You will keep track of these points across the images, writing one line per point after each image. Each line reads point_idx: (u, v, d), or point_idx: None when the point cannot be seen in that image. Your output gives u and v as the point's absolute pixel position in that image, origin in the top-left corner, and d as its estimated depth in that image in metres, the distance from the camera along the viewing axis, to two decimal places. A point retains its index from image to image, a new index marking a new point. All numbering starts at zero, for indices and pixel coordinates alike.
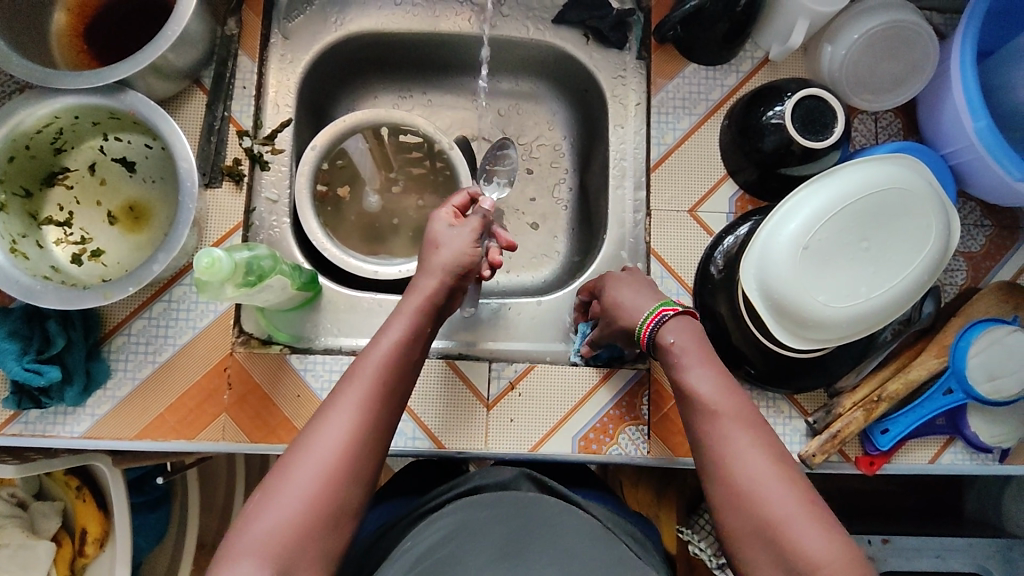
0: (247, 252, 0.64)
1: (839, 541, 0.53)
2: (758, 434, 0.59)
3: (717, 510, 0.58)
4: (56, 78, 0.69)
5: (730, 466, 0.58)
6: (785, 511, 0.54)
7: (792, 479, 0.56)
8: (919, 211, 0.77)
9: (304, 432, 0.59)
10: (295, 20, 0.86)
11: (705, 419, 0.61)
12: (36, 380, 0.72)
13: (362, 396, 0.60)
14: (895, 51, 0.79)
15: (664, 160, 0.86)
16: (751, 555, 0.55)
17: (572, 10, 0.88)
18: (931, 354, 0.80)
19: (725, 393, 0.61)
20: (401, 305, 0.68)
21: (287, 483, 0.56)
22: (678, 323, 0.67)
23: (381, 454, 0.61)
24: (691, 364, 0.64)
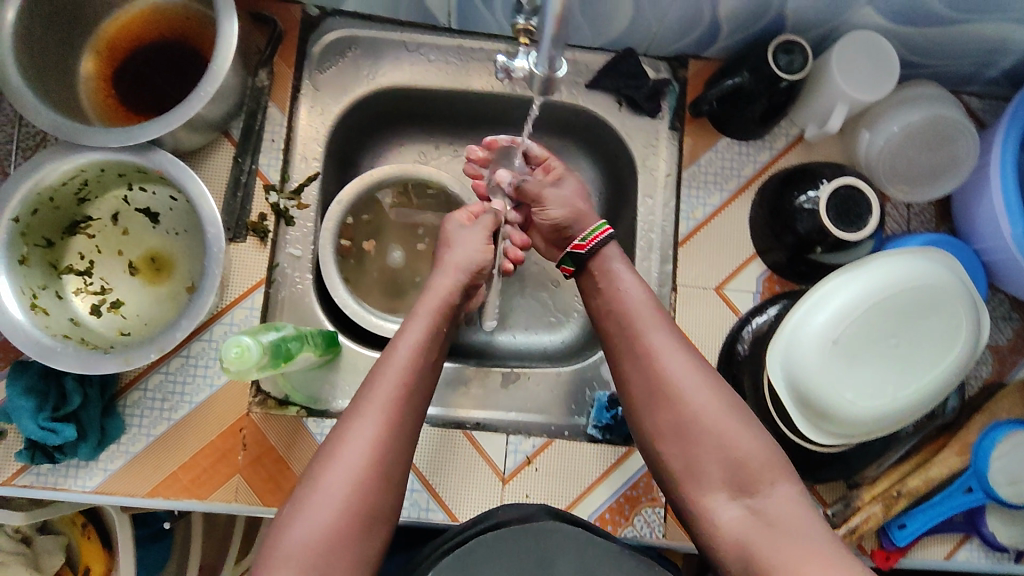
0: (274, 333, 0.63)
1: (755, 438, 0.65)
2: (682, 346, 0.70)
3: (640, 412, 0.70)
4: (84, 134, 0.67)
5: (660, 372, 0.69)
6: (704, 408, 0.66)
7: (714, 384, 0.68)
8: (950, 309, 0.77)
9: (332, 435, 0.64)
10: (327, 71, 0.85)
11: (637, 332, 0.71)
12: (51, 439, 0.71)
13: (388, 402, 0.64)
14: (935, 144, 0.77)
15: (694, 235, 0.85)
16: (674, 448, 0.67)
17: (608, 76, 0.87)
18: (952, 452, 0.80)
19: (656, 322, 0.71)
20: (419, 309, 0.73)
21: (321, 488, 0.60)
22: (613, 248, 0.78)
23: (407, 449, 0.65)
24: (627, 283, 0.74)
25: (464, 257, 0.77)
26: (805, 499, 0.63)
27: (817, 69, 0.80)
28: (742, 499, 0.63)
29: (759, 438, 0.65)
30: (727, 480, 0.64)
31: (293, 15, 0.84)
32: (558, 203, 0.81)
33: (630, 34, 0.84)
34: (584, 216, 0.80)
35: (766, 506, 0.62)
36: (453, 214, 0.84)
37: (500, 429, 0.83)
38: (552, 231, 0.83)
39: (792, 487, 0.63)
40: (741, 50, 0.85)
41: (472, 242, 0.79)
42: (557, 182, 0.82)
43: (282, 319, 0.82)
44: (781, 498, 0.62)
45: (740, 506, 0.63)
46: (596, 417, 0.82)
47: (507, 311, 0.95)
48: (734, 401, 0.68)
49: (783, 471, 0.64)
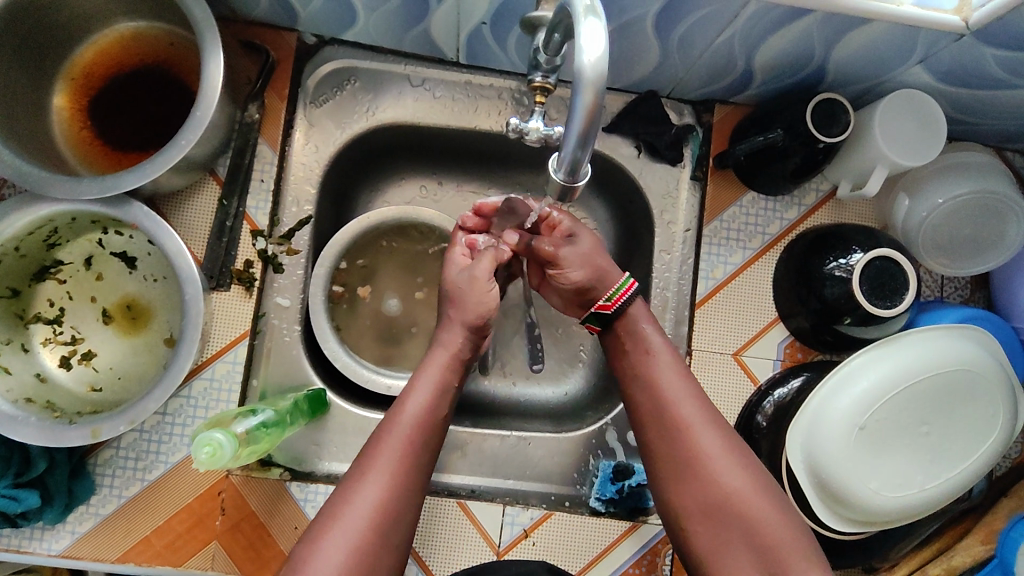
0: (247, 422, 0.62)
1: (786, 519, 0.57)
2: (711, 413, 0.62)
3: (666, 485, 0.61)
4: (52, 184, 0.62)
5: (690, 444, 0.60)
6: (741, 487, 0.58)
7: (744, 457, 0.60)
8: (986, 397, 0.72)
9: (333, 500, 0.56)
10: (323, 105, 0.78)
11: (663, 397, 0.63)
12: (13, 507, 0.66)
13: (394, 464, 0.57)
14: (980, 218, 0.73)
15: (711, 296, 0.80)
16: (703, 529, 0.58)
17: (627, 120, 0.80)
18: (977, 540, 0.75)
19: (684, 382, 0.63)
20: (427, 361, 0.64)
21: (316, 561, 0.52)
22: (642, 305, 0.68)
23: (413, 518, 0.58)
24: (651, 338, 0.66)
25: (473, 305, 0.66)
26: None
27: (858, 126, 0.74)
28: None
29: (790, 519, 0.57)
30: (757, 564, 0.55)
31: (287, 44, 0.77)
32: (577, 262, 0.69)
33: (653, 78, 0.77)
34: (606, 274, 0.69)
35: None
36: (453, 253, 0.72)
37: (495, 497, 0.78)
38: (571, 293, 0.71)
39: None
40: (772, 98, 0.79)
41: (481, 290, 0.67)
42: (569, 240, 0.71)
43: (268, 373, 0.76)
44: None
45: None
46: (600, 489, 0.78)
47: (508, 359, 0.89)
48: (765, 475, 0.60)
49: (816, 557, 0.55)
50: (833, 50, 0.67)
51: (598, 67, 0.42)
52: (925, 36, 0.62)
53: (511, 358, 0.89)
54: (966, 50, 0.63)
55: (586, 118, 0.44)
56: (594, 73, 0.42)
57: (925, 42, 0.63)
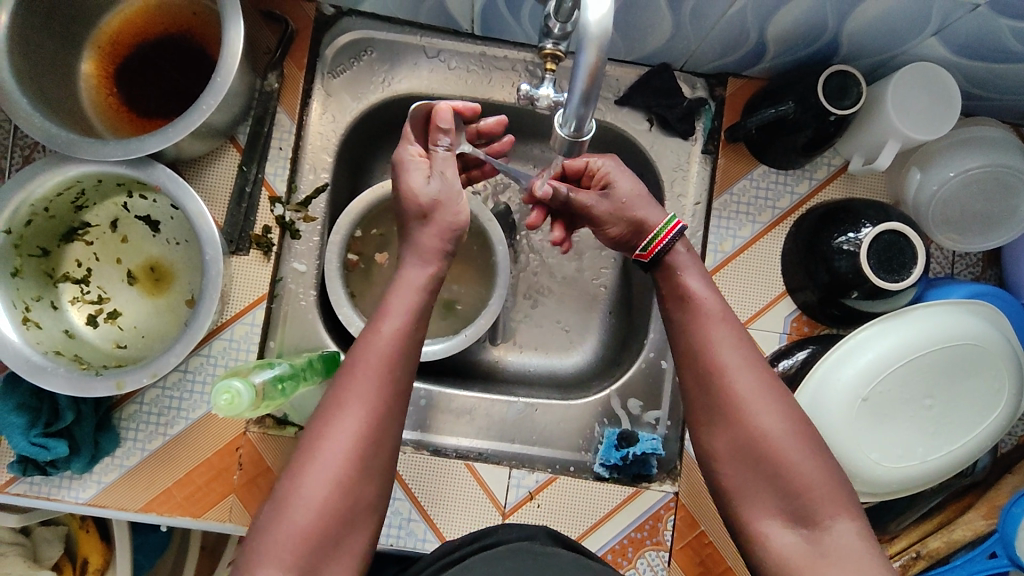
0: (267, 373, 0.65)
1: (821, 462, 0.56)
2: (750, 356, 0.60)
3: (702, 427, 0.61)
4: (81, 146, 0.65)
5: (725, 386, 0.59)
6: (774, 431, 0.57)
7: (782, 399, 0.58)
8: (992, 372, 0.72)
9: (314, 426, 0.56)
10: (340, 76, 0.80)
11: (701, 340, 0.61)
12: (42, 455, 0.69)
13: (370, 393, 0.56)
14: (991, 194, 0.73)
15: (720, 269, 0.80)
16: (733, 470, 0.58)
17: (639, 92, 0.81)
18: (979, 515, 0.76)
19: (724, 323, 0.62)
20: (400, 281, 0.63)
21: (298, 494, 0.53)
22: (683, 244, 0.67)
23: (393, 438, 0.57)
24: (692, 285, 0.64)
25: (446, 216, 0.66)
26: (870, 536, 0.54)
27: (870, 100, 0.74)
28: (801, 528, 0.54)
29: (823, 463, 0.56)
30: (783, 506, 0.55)
31: (306, 14, 0.79)
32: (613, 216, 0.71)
33: (666, 50, 0.77)
34: (646, 222, 0.69)
35: (825, 539, 0.53)
36: (409, 167, 0.67)
37: (502, 461, 0.80)
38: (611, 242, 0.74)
39: (858, 523, 0.54)
40: (785, 72, 0.79)
41: (452, 199, 0.66)
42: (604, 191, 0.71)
43: (284, 336, 0.78)
44: (846, 535, 0.53)
45: (795, 535, 0.55)
46: (605, 454, 0.80)
47: (519, 328, 0.91)
48: (802, 417, 0.58)
49: (846, 502, 0.55)
50: (848, 21, 0.67)
51: (602, 27, 0.43)
52: (942, 7, 0.62)
53: (521, 328, 0.91)
54: (983, 21, 0.62)
55: (588, 77, 0.45)
56: (596, 34, 0.43)
57: (940, 13, 0.63)
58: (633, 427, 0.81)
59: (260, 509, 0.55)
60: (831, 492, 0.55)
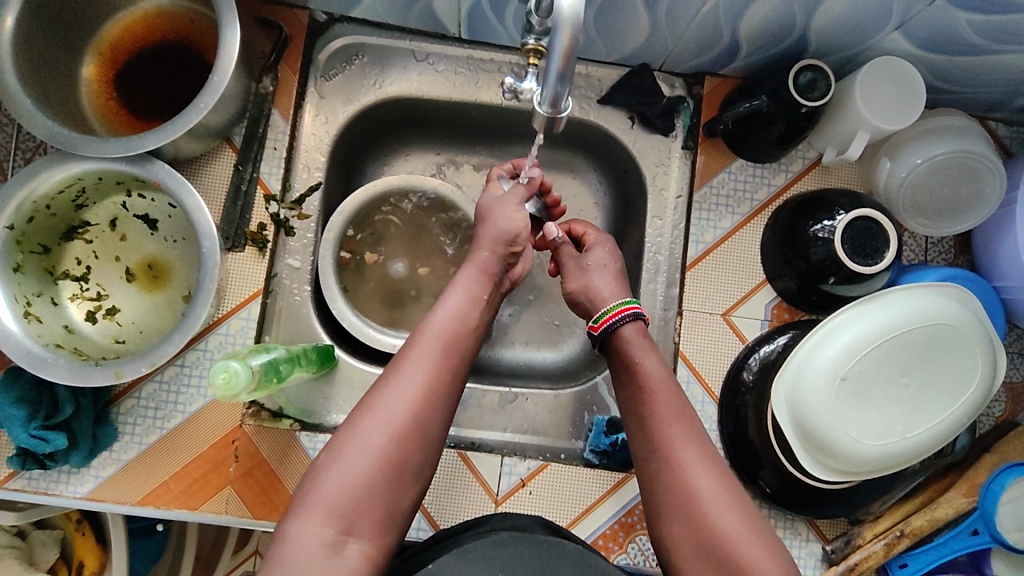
0: (264, 357, 0.67)
1: (779, 570, 0.55)
2: (708, 456, 0.61)
3: (661, 525, 0.60)
4: (82, 144, 0.67)
5: (683, 485, 0.59)
6: (735, 532, 0.56)
7: (738, 501, 0.58)
8: (967, 352, 0.75)
9: (377, 381, 0.60)
10: (333, 79, 0.83)
11: (659, 439, 0.62)
12: (41, 448, 0.70)
13: (431, 358, 0.61)
14: (958, 180, 0.77)
15: (701, 259, 0.83)
16: (694, 569, 0.57)
17: (621, 92, 0.84)
18: (960, 493, 0.77)
19: (681, 422, 0.62)
20: (460, 275, 0.70)
21: (359, 439, 0.56)
22: (635, 327, 0.70)
23: (447, 409, 0.61)
24: (646, 367, 0.66)
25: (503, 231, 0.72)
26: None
27: (839, 93, 0.77)
28: None
29: (782, 566, 0.55)
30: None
31: (299, 21, 0.82)
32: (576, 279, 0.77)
33: (645, 50, 0.81)
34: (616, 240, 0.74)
35: None
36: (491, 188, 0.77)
37: (494, 450, 0.81)
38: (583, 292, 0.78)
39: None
40: (759, 69, 0.82)
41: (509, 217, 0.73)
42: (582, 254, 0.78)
43: (279, 331, 0.81)
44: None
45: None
46: (595, 441, 0.81)
47: (509, 324, 0.93)
48: (758, 518, 0.58)
49: None
50: (814, 17, 0.71)
51: (575, 11, 0.46)
52: (901, 3, 0.65)
53: (511, 324, 0.93)
54: (940, 15, 0.66)
55: (562, 59, 0.48)
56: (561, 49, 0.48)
57: (899, 8, 0.66)
58: (621, 415, 0.83)
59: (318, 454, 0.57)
60: None
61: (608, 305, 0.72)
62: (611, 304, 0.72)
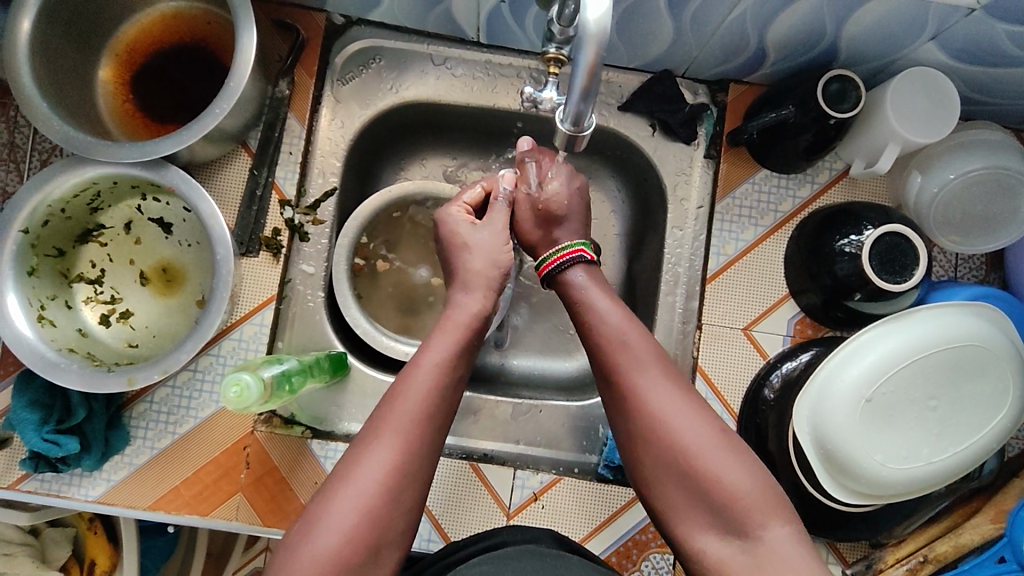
0: (276, 368, 0.66)
1: (747, 469, 0.56)
2: (664, 370, 0.61)
3: (626, 449, 0.61)
4: (98, 148, 0.67)
5: (641, 405, 0.59)
6: (698, 444, 0.57)
7: (699, 412, 0.59)
8: (997, 374, 0.72)
9: (352, 450, 0.55)
10: (350, 83, 0.82)
11: (614, 362, 0.62)
12: (54, 451, 0.70)
13: (408, 424, 0.56)
14: (992, 197, 0.75)
15: (722, 271, 0.81)
16: (663, 486, 0.58)
17: (642, 99, 0.82)
18: (986, 519, 0.75)
19: (634, 340, 0.62)
20: (446, 320, 0.64)
21: (324, 525, 0.52)
22: (581, 267, 0.69)
23: (427, 474, 0.57)
24: (597, 301, 0.65)
25: (488, 255, 0.70)
26: (804, 537, 0.54)
27: (870, 103, 0.75)
28: (734, 539, 0.55)
29: (748, 467, 0.56)
30: (717, 520, 0.55)
31: (317, 24, 0.81)
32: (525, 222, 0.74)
33: (668, 57, 0.79)
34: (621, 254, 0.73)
35: (758, 546, 0.53)
36: (454, 212, 0.73)
37: (507, 462, 0.80)
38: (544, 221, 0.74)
39: (791, 527, 0.54)
40: (786, 77, 0.80)
41: (496, 248, 0.71)
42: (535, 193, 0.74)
43: (292, 337, 0.80)
44: (780, 541, 0.53)
45: (731, 546, 0.55)
46: (609, 456, 0.80)
47: (524, 332, 0.92)
48: (722, 425, 0.59)
49: (777, 505, 0.55)
50: (846, 26, 0.69)
51: (601, 25, 0.45)
52: (938, 13, 0.63)
53: (526, 333, 0.92)
54: (979, 26, 0.64)
55: (587, 74, 0.47)
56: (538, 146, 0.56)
57: (936, 18, 0.64)
58: None
59: (287, 532, 0.53)
60: (760, 495, 0.55)
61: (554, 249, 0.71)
62: (554, 249, 0.71)
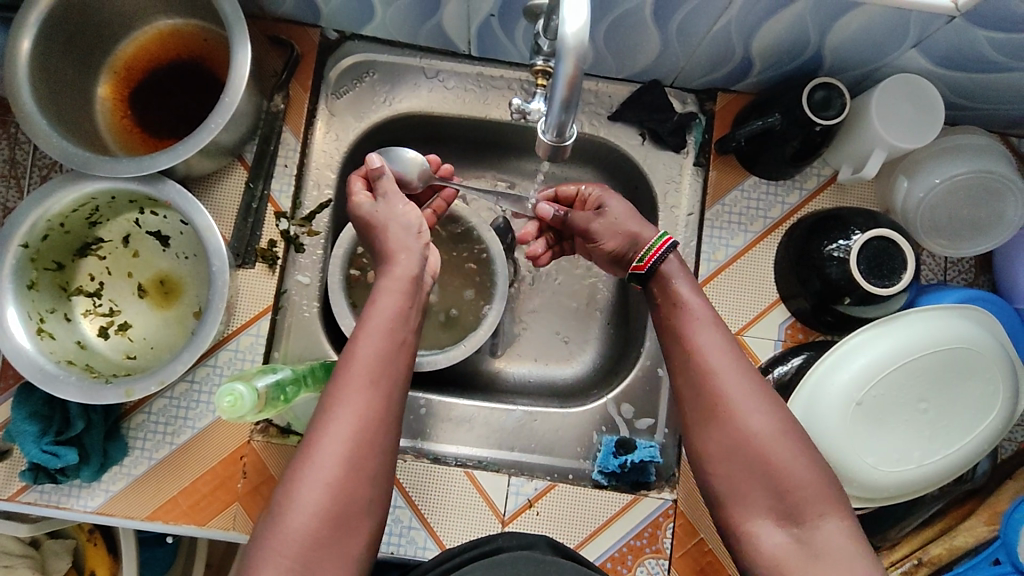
0: (270, 378, 0.67)
1: (807, 461, 0.57)
2: (738, 359, 0.61)
3: (692, 430, 0.61)
4: (95, 164, 0.68)
5: (714, 389, 0.60)
6: (764, 430, 0.58)
7: (770, 399, 0.59)
8: (987, 376, 0.73)
9: (310, 430, 0.56)
10: (344, 96, 0.83)
11: (689, 342, 0.63)
12: (52, 463, 0.71)
13: (362, 397, 0.56)
14: (978, 200, 0.76)
15: (713, 277, 0.82)
16: (721, 469, 0.59)
17: (631, 108, 0.84)
18: (982, 521, 0.75)
19: (713, 324, 0.63)
20: (381, 283, 0.63)
21: (296, 501, 0.53)
22: (675, 258, 0.68)
23: (390, 446, 0.57)
24: (682, 292, 0.66)
25: (397, 222, 0.68)
26: (859, 535, 0.55)
27: (856, 110, 0.76)
28: (790, 528, 0.55)
29: (810, 461, 0.57)
30: (775, 507, 0.56)
31: (311, 39, 0.82)
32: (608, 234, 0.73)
33: (656, 67, 0.80)
34: (640, 237, 0.71)
35: (815, 538, 0.54)
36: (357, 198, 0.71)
37: (502, 469, 0.81)
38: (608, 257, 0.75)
39: (846, 523, 0.55)
40: (774, 86, 0.81)
41: (394, 209, 0.69)
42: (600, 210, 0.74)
43: (288, 347, 0.80)
44: (836, 535, 0.54)
45: (786, 535, 0.55)
46: (603, 462, 0.80)
47: (519, 341, 0.92)
48: (789, 416, 0.60)
49: (835, 501, 0.56)
50: (828, 35, 0.70)
51: (580, 38, 0.46)
52: (918, 21, 0.64)
53: (520, 341, 0.92)
54: (960, 33, 0.65)
55: (568, 86, 0.48)
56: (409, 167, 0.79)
57: (917, 26, 0.65)
58: (631, 435, 0.82)
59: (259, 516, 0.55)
60: (817, 489, 0.56)
61: (649, 242, 0.69)
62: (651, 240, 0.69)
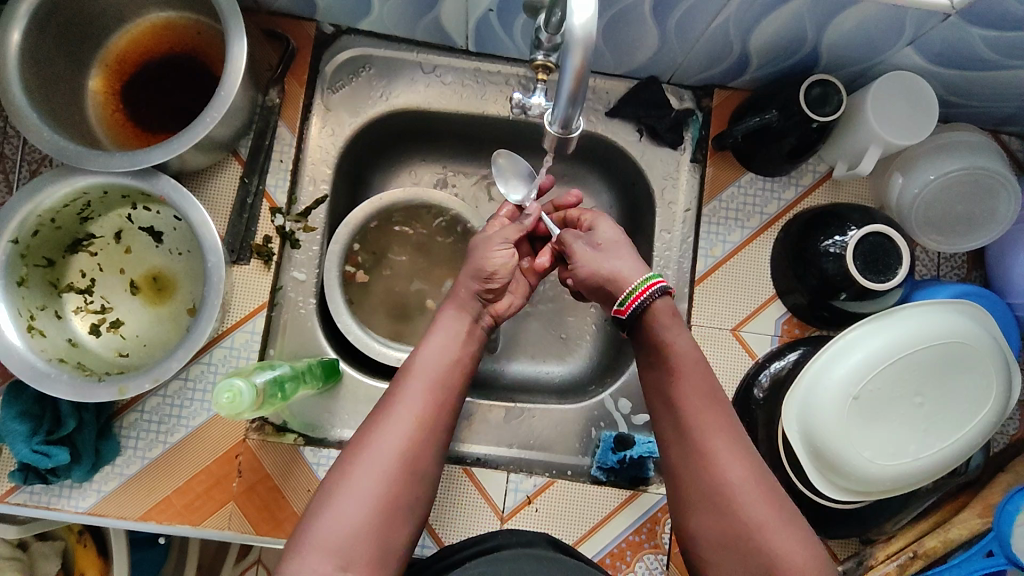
0: (269, 374, 0.67)
1: (810, 556, 0.54)
2: (740, 440, 0.59)
3: (691, 512, 0.59)
4: (88, 158, 0.67)
5: (713, 473, 0.58)
6: (763, 519, 0.55)
7: (769, 489, 0.57)
8: (980, 369, 0.74)
9: (366, 427, 0.60)
10: (340, 91, 0.83)
11: (685, 416, 0.61)
12: (43, 463, 0.70)
13: (420, 400, 0.61)
14: (971, 197, 0.77)
15: (710, 273, 0.82)
16: (721, 558, 0.57)
17: (628, 104, 0.84)
18: (975, 513, 0.76)
19: (709, 403, 0.61)
20: (444, 308, 0.70)
21: (349, 483, 0.56)
22: (666, 303, 0.64)
23: (439, 454, 0.61)
24: (680, 356, 0.63)
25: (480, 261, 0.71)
26: None
27: (851, 107, 0.77)
28: None
29: (813, 553, 0.54)
30: None
31: (306, 32, 0.82)
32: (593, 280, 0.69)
33: (654, 64, 0.80)
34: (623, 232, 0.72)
35: None
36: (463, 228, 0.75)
37: (500, 466, 0.80)
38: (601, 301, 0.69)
39: None
40: (769, 83, 0.82)
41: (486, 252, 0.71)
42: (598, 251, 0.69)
43: (284, 343, 0.79)
44: None
45: None
46: (602, 458, 0.80)
47: (516, 338, 0.92)
48: (790, 508, 0.57)
49: None
50: (825, 32, 0.70)
51: (586, 32, 0.46)
52: (914, 19, 0.65)
53: (517, 338, 0.92)
54: (954, 31, 0.65)
55: (574, 79, 0.48)
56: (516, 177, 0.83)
57: (913, 24, 0.66)
58: (630, 432, 0.82)
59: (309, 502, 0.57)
60: None
61: (633, 282, 0.65)
62: (636, 281, 0.65)
